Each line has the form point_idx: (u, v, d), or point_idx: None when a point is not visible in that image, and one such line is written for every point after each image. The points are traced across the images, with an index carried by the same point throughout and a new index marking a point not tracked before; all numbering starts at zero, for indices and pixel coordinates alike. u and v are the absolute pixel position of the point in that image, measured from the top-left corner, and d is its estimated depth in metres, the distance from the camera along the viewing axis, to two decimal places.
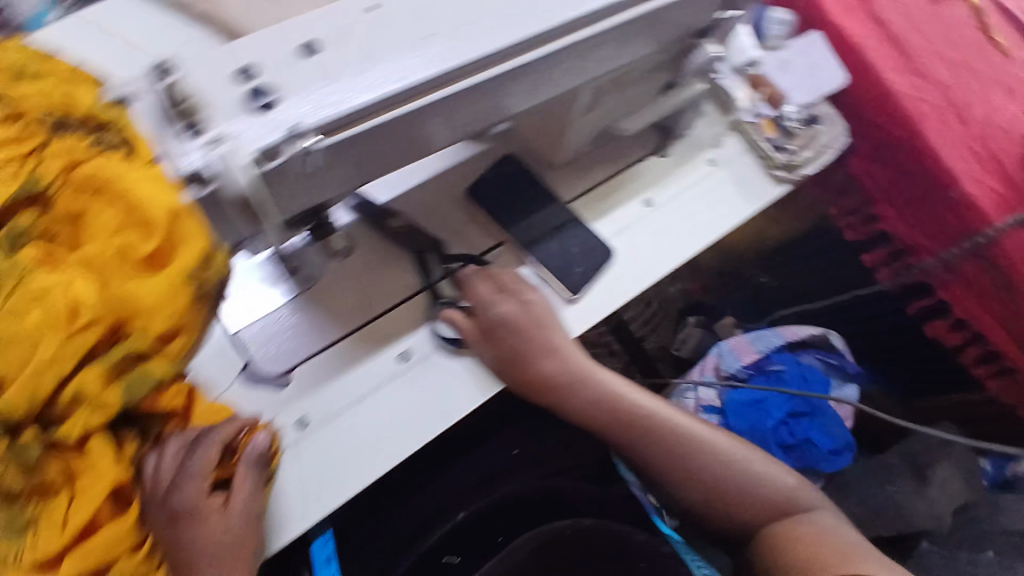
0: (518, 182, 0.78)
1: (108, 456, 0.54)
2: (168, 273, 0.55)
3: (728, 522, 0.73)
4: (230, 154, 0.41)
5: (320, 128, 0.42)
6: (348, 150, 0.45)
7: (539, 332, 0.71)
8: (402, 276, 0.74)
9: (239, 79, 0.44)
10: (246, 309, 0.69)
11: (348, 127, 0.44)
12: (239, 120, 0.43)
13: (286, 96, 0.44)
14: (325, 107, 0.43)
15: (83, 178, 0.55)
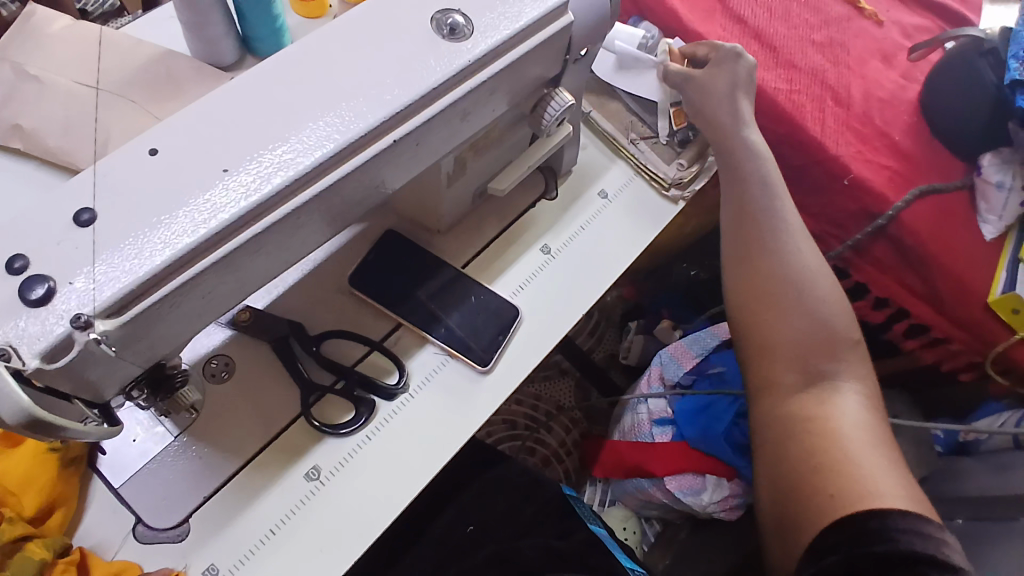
0: (405, 258, 0.73)
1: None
2: (29, 449, 0.58)
3: (814, 325, 0.63)
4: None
5: (106, 311, 0.39)
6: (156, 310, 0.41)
7: (724, 91, 0.76)
8: (294, 386, 0.67)
9: (9, 273, 0.40)
10: (128, 460, 0.62)
11: (143, 298, 0.41)
12: (15, 320, 0.38)
13: (67, 279, 0.40)
14: (115, 282, 0.40)
15: None
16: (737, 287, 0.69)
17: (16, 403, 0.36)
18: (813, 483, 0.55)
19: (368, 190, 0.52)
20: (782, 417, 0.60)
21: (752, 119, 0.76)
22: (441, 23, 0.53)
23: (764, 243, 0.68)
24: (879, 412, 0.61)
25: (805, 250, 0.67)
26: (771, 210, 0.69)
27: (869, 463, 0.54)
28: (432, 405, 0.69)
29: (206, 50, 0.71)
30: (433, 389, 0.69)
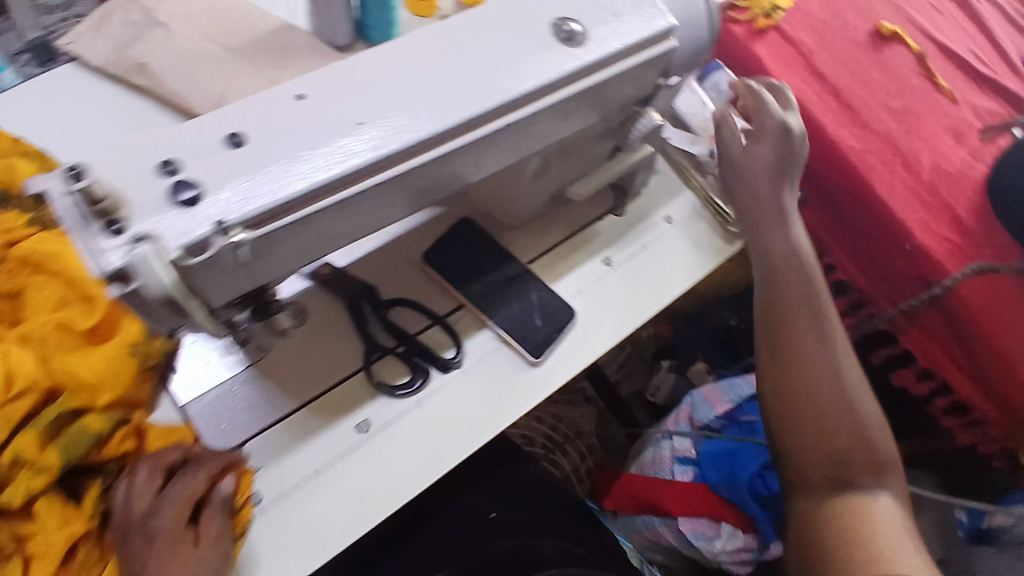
0: (477, 244, 0.78)
1: (55, 514, 0.55)
2: (113, 346, 0.57)
3: (846, 431, 0.70)
4: (150, 257, 0.41)
5: (242, 224, 0.44)
6: (281, 234, 0.46)
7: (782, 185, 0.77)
8: (359, 342, 0.71)
9: (161, 174, 0.44)
10: (200, 379, 0.66)
11: (275, 219, 0.45)
12: (162, 214, 0.43)
13: (213, 189, 0.44)
14: (255, 200, 0.44)
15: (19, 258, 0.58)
16: (773, 394, 0.74)
17: (159, 281, 0.41)
18: (841, 567, 0.64)
19: (471, 168, 0.57)
20: (816, 518, 0.69)
21: (793, 211, 0.78)
22: (558, 29, 0.58)
23: (802, 357, 0.73)
24: (903, 498, 0.72)
25: (847, 357, 0.74)
26: (814, 320, 0.75)
27: (902, 558, 0.63)
28: (481, 384, 0.72)
29: (325, 29, 0.79)
30: (484, 371, 0.72)
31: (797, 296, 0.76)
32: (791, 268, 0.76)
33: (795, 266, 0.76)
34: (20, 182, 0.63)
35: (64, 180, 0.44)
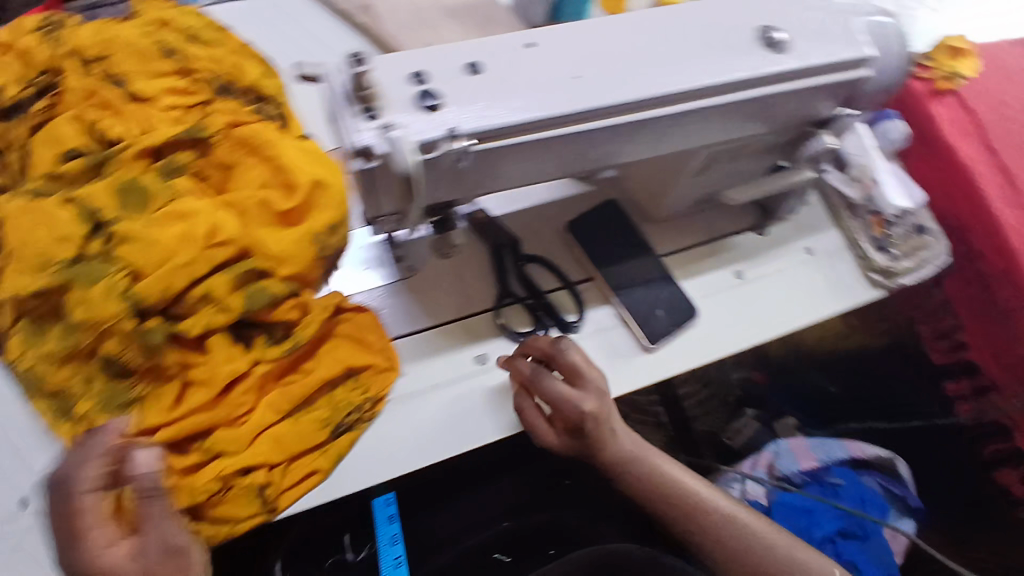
0: (618, 227, 0.79)
1: (224, 350, 0.61)
2: (300, 229, 0.64)
3: None
4: (403, 141, 0.48)
5: (474, 136, 0.51)
6: (495, 154, 0.53)
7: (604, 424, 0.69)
8: (494, 285, 0.76)
9: (410, 82, 0.51)
10: (357, 279, 0.74)
11: (495, 141, 0.52)
12: (410, 112, 0.50)
13: (452, 101, 0.51)
14: (486, 117, 0.51)
15: (239, 139, 0.67)
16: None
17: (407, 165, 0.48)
18: None
19: (650, 145, 0.61)
20: None
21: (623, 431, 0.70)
22: (763, 34, 0.61)
23: (718, 549, 0.67)
24: None
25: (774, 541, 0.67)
26: (690, 517, 0.68)
27: None
28: (595, 353, 0.74)
29: (522, 8, 0.87)
30: (599, 342, 0.75)
31: (659, 496, 0.69)
32: (624, 470, 0.70)
33: (643, 471, 0.70)
34: (246, 78, 0.73)
35: (346, 65, 0.51)
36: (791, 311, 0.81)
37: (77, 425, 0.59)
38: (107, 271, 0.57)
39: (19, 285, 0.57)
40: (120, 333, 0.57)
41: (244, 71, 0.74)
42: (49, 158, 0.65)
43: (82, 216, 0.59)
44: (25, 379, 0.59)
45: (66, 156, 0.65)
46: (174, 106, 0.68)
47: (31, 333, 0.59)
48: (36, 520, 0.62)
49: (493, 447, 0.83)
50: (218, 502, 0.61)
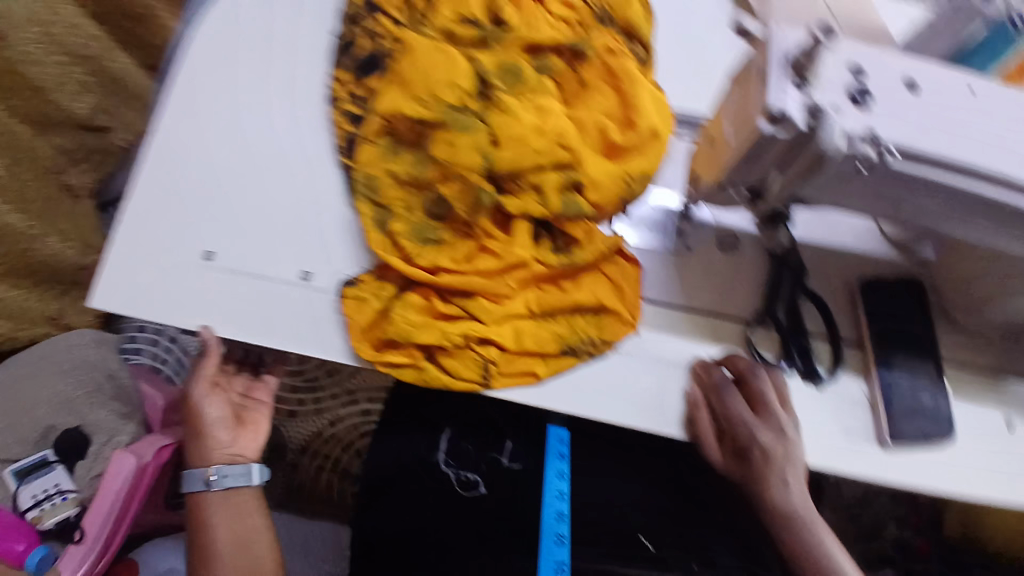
0: (908, 310, 0.72)
1: (524, 237, 0.66)
2: (620, 166, 0.65)
3: None
4: (833, 127, 0.45)
5: (901, 147, 0.46)
6: (893, 175, 0.48)
7: (779, 472, 0.66)
8: (762, 300, 0.73)
9: (851, 71, 0.47)
10: (636, 232, 0.74)
11: (916, 162, 0.47)
12: (842, 100, 0.46)
13: (885, 105, 0.46)
14: (913, 136, 0.46)
15: (608, 66, 0.69)
16: None
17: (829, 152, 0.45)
18: None
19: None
20: None
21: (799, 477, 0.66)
22: None
23: None
24: None
25: None
26: None
27: None
28: (828, 417, 0.69)
29: None
30: (836, 408, 0.70)
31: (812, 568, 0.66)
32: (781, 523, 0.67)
33: (806, 533, 0.66)
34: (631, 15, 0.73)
35: (805, 30, 0.48)
36: None
37: (388, 238, 0.67)
38: (473, 127, 0.63)
39: (404, 108, 0.65)
40: (467, 184, 0.64)
41: (628, 9, 0.73)
42: (449, 16, 0.70)
43: (472, 74, 0.65)
44: (360, 184, 0.68)
45: (463, 18, 0.70)
46: (558, 16, 0.71)
47: (388, 148, 0.68)
48: (310, 294, 0.71)
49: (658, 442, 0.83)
50: (454, 354, 0.68)
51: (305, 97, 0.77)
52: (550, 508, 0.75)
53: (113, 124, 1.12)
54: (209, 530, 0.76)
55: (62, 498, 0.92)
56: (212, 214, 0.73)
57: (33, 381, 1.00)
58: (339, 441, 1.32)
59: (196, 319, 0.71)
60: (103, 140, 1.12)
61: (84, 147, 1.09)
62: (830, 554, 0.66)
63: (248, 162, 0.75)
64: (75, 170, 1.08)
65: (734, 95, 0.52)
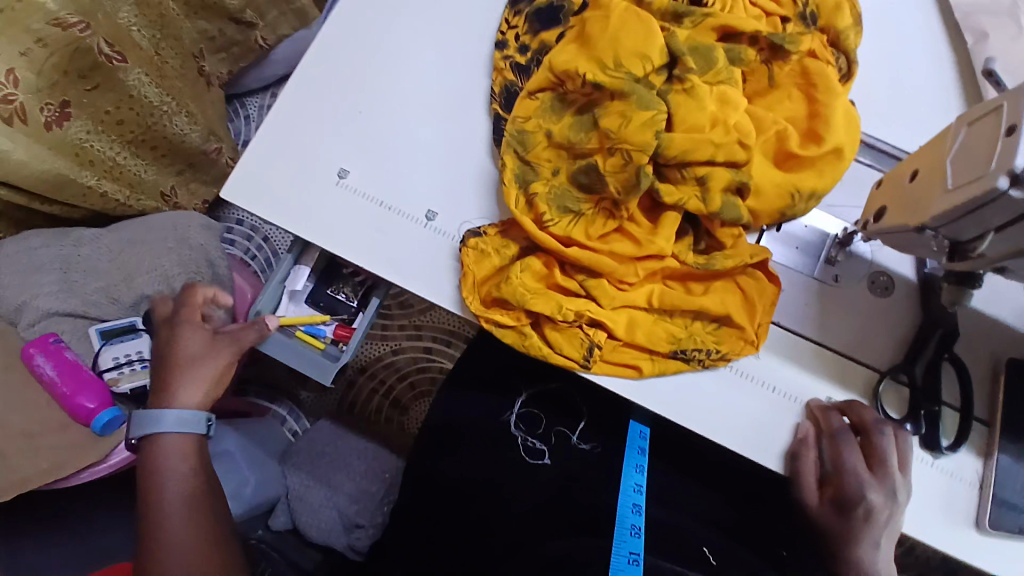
0: None
1: (670, 230, 0.62)
2: (787, 177, 0.64)
3: None
4: None
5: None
6: None
7: (879, 532, 0.61)
8: (899, 353, 0.67)
9: None
10: (781, 248, 0.69)
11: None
12: None
13: None
14: None
15: (803, 70, 0.66)
16: None
17: None
18: None
19: None
20: None
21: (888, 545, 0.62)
22: None
23: None
24: None
25: None
26: None
27: None
28: (934, 489, 0.65)
29: None
30: (944, 482, 0.65)
31: None
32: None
33: None
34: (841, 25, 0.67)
35: None
36: None
37: (528, 199, 0.65)
38: (654, 106, 0.58)
39: (582, 68, 0.61)
40: (630, 162, 0.59)
41: (838, 16, 0.67)
42: None
43: (664, 49, 0.60)
44: (511, 136, 0.65)
45: None
46: (759, 5, 0.66)
47: (552, 107, 0.64)
48: (430, 236, 0.70)
49: (729, 458, 0.79)
50: (564, 331, 0.65)
51: (471, 35, 0.75)
52: (627, 498, 0.69)
53: (259, 22, 1.11)
54: (161, 462, 0.73)
55: (141, 366, 0.95)
56: (354, 132, 0.73)
57: (141, 247, 1.05)
58: (396, 370, 1.39)
59: (315, 234, 0.71)
60: (245, 35, 1.13)
61: (225, 37, 1.11)
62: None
63: (400, 89, 0.74)
64: (211, 57, 1.13)
65: (960, 138, 0.49)
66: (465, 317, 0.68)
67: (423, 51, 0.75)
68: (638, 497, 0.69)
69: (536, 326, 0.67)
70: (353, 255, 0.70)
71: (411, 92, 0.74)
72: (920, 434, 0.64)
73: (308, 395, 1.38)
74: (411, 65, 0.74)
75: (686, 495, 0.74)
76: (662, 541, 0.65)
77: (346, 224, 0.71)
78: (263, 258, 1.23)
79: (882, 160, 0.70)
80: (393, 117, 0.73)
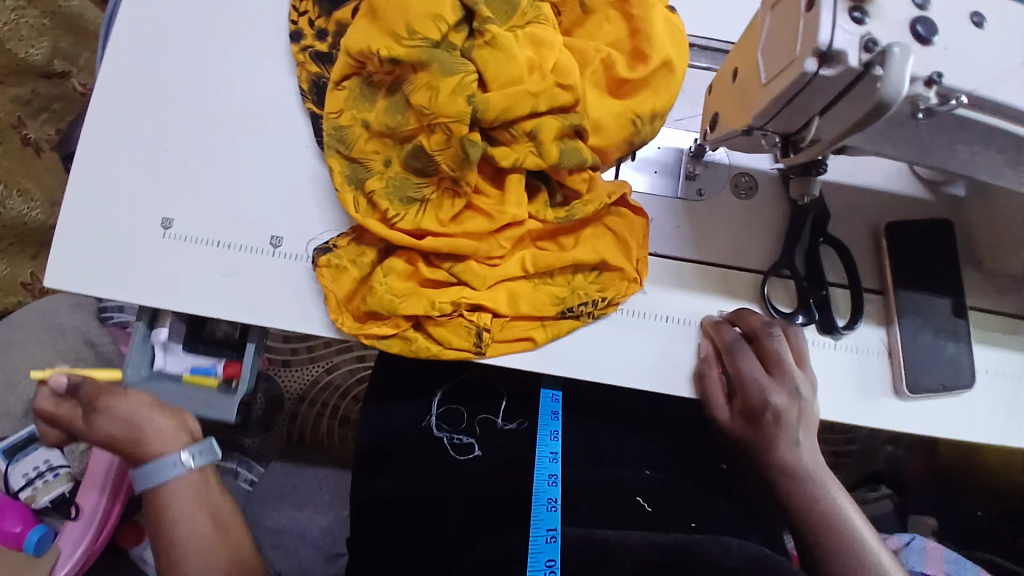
0: (937, 253, 0.67)
1: (517, 192, 0.59)
2: (625, 105, 0.60)
3: None
4: (904, 59, 0.36)
5: (965, 95, 0.40)
6: (947, 123, 0.42)
7: (796, 428, 0.61)
8: (776, 250, 0.66)
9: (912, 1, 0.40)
10: (637, 178, 0.68)
11: (975, 109, 0.41)
12: (901, 35, 0.39)
13: (945, 42, 0.40)
14: (976, 79, 0.40)
15: None
16: None
17: (896, 91, 0.36)
18: None
19: None
20: None
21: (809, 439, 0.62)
22: None
23: None
24: None
25: None
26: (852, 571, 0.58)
27: None
28: (846, 372, 0.65)
29: None
30: (853, 361, 0.65)
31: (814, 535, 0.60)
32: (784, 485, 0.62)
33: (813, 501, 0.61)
34: None
35: None
36: None
37: (368, 198, 0.60)
38: (458, 69, 0.53)
39: (377, 46, 0.55)
40: (451, 135, 0.55)
41: None
42: None
43: (456, 2, 0.54)
44: (330, 136, 0.61)
45: None
46: None
47: (362, 93, 0.59)
48: (280, 264, 0.64)
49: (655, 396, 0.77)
50: (444, 324, 0.62)
51: (264, 33, 0.68)
52: (542, 471, 0.66)
53: (72, 68, 0.99)
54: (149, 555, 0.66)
55: (52, 475, 0.87)
56: (168, 174, 0.66)
57: (13, 350, 0.93)
58: (336, 389, 1.29)
59: (157, 298, 0.64)
60: (63, 88, 0.99)
61: (39, 96, 0.95)
62: (844, 513, 0.61)
63: (205, 113, 0.67)
64: (34, 120, 0.96)
65: (770, 25, 0.44)
66: (343, 339, 0.64)
67: (218, 65, 0.68)
68: (554, 467, 0.67)
69: (417, 327, 0.63)
70: (202, 308, 0.64)
71: (216, 112, 0.67)
72: (816, 321, 0.64)
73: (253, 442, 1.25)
74: (208, 83, 0.68)
75: (621, 445, 0.73)
76: (587, 499, 0.63)
77: (187, 275, 0.65)
78: None
79: (721, 60, 0.68)
80: (206, 147, 0.67)
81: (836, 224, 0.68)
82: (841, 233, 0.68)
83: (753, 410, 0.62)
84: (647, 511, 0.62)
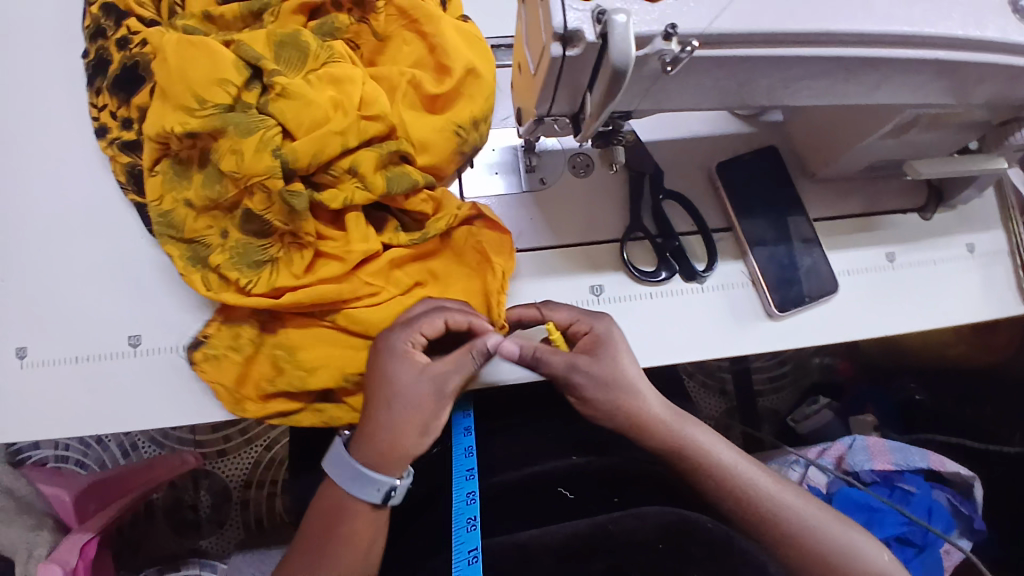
0: (770, 179, 0.71)
1: (359, 228, 0.59)
2: (444, 118, 0.60)
3: None
4: (626, 27, 0.39)
5: (697, 37, 0.42)
6: (698, 63, 0.44)
7: (630, 364, 0.57)
8: (625, 216, 0.69)
9: None
10: (481, 183, 0.69)
11: (715, 46, 0.43)
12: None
13: None
14: (705, 18, 0.41)
15: (400, 9, 0.62)
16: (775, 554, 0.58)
17: (624, 55, 0.39)
18: None
19: (861, 88, 0.50)
20: None
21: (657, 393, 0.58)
22: None
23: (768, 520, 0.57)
24: None
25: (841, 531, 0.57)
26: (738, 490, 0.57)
27: None
28: (716, 309, 0.68)
29: None
30: (722, 298, 0.68)
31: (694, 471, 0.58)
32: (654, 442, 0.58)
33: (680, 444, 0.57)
34: None
35: None
36: (929, 313, 0.72)
37: (216, 273, 0.59)
38: (257, 127, 0.54)
39: (171, 124, 0.54)
40: (270, 191, 0.55)
41: None
42: None
43: (239, 62, 0.54)
44: (157, 224, 0.60)
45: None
46: None
47: (176, 173, 0.59)
48: (145, 362, 0.62)
49: None
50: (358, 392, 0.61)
51: (68, 136, 0.66)
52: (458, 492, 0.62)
53: None
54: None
55: None
56: (5, 304, 0.63)
57: None
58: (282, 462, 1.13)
59: (24, 434, 0.61)
60: None
61: None
62: (715, 453, 0.58)
63: (27, 232, 0.64)
64: None
65: (525, 18, 0.46)
66: (229, 417, 0.63)
67: (30, 181, 0.65)
68: (472, 483, 0.62)
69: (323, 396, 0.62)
70: (75, 428, 0.61)
71: (38, 229, 0.64)
72: (676, 271, 0.68)
73: (211, 542, 1.10)
74: (23, 202, 0.65)
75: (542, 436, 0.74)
76: (510, 499, 0.67)
77: (50, 400, 0.62)
78: (92, 454, 1.09)
79: None
80: (37, 266, 0.64)
81: (674, 178, 0.72)
82: (681, 184, 0.72)
83: (599, 343, 0.57)
84: (571, 499, 0.67)
